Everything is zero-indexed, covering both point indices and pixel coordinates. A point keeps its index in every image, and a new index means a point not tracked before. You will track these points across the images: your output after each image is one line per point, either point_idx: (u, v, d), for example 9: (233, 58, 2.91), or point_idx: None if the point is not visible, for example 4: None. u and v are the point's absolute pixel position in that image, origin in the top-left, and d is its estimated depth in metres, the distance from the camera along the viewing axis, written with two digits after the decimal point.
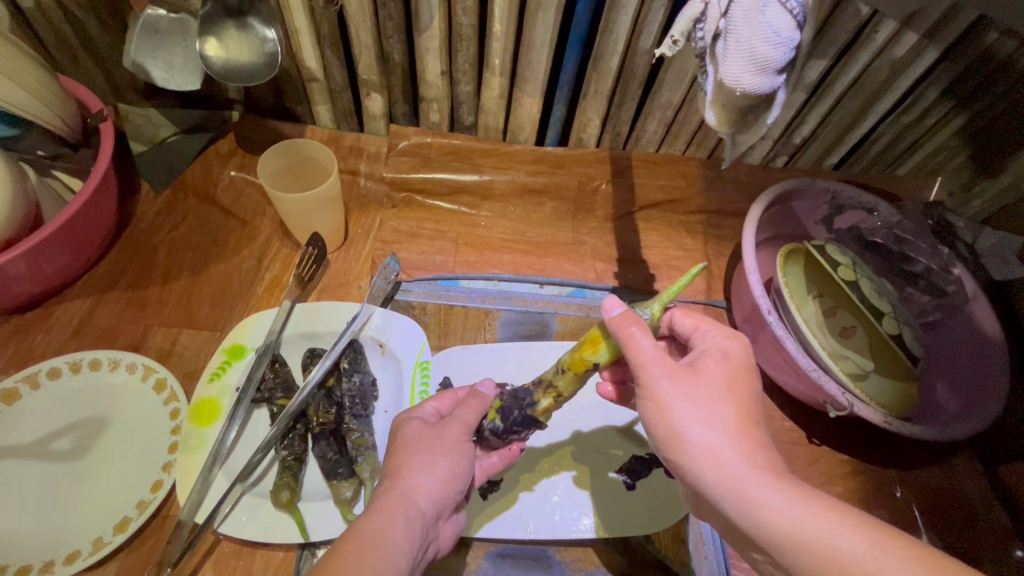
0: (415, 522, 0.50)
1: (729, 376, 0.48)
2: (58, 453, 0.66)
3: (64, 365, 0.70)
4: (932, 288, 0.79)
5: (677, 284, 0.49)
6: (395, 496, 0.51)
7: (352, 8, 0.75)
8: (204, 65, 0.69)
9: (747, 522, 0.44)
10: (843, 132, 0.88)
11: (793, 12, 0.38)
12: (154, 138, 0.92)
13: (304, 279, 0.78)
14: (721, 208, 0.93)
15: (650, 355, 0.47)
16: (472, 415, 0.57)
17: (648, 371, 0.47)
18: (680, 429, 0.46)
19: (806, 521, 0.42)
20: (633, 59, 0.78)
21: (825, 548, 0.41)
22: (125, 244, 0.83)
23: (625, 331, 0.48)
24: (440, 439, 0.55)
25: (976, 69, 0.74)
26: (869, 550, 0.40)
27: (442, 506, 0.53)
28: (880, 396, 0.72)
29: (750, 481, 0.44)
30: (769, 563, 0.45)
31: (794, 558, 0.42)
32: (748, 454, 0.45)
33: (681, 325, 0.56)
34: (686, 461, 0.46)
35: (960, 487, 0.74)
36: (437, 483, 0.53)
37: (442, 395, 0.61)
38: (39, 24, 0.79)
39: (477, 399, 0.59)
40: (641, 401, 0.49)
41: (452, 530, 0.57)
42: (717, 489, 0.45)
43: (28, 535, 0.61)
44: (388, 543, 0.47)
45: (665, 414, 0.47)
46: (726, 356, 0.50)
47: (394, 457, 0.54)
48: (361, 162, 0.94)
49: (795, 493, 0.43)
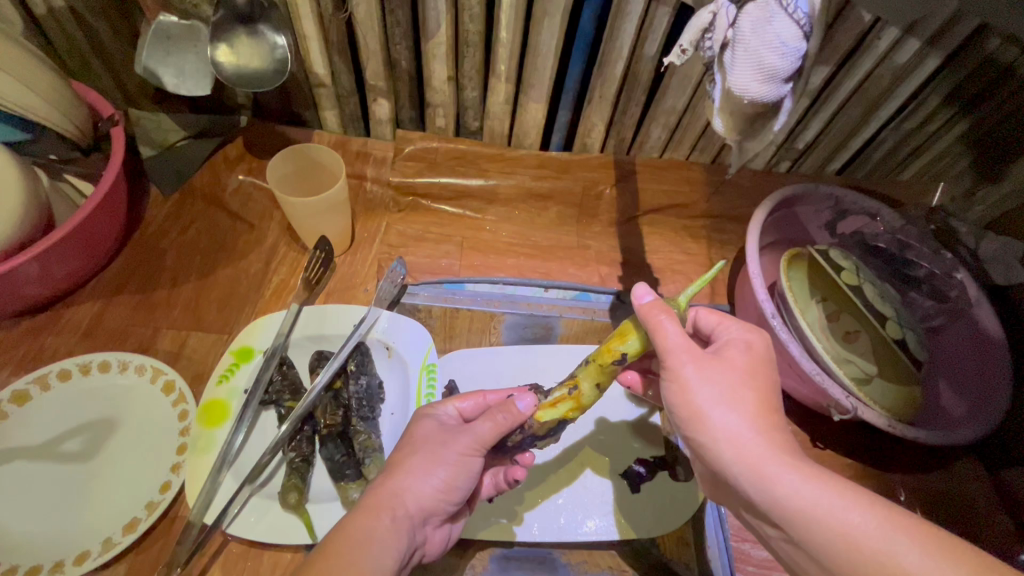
0: (401, 525, 0.50)
1: (752, 365, 0.49)
2: (67, 454, 0.67)
3: (75, 367, 0.70)
4: (935, 294, 0.80)
5: (704, 278, 0.51)
6: (383, 496, 0.51)
7: (361, 15, 0.76)
8: (216, 71, 0.70)
9: (763, 500, 0.44)
10: (847, 138, 0.88)
11: (800, 23, 0.39)
12: (163, 142, 0.91)
13: (312, 282, 0.79)
14: (725, 212, 0.94)
15: (676, 341, 0.48)
16: (491, 432, 0.54)
17: (675, 357, 0.48)
18: (702, 410, 0.47)
19: (820, 499, 0.42)
20: (638, 66, 0.79)
21: (838, 525, 0.41)
22: (135, 246, 0.84)
23: (653, 318, 0.49)
24: (443, 446, 0.54)
25: (977, 77, 0.75)
26: (880, 527, 0.39)
27: (431, 510, 0.53)
28: (885, 400, 0.72)
29: (767, 460, 0.44)
30: (782, 540, 0.45)
31: (809, 535, 0.42)
32: (766, 436, 0.46)
33: (705, 320, 0.56)
34: (707, 440, 0.47)
35: (965, 490, 0.74)
36: (428, 492, 0.52)
37: (469, 395, 0.59)
38: (52, 30, 0.80)
39: (507, 416, 0.54)
40: (666, 383, 0.50)
41: (441, 537, 0.57)
42: (735, 466, 0.46)
43: (38, 536, 0.62)
44: (373, 542, 0.48)
45: (688, 395, 0.48)
46: (749, 347, 0.51)
47: (402, 454, 0.54)
48: (369, 167, 0.95)
49: (811, 473, 0.43)
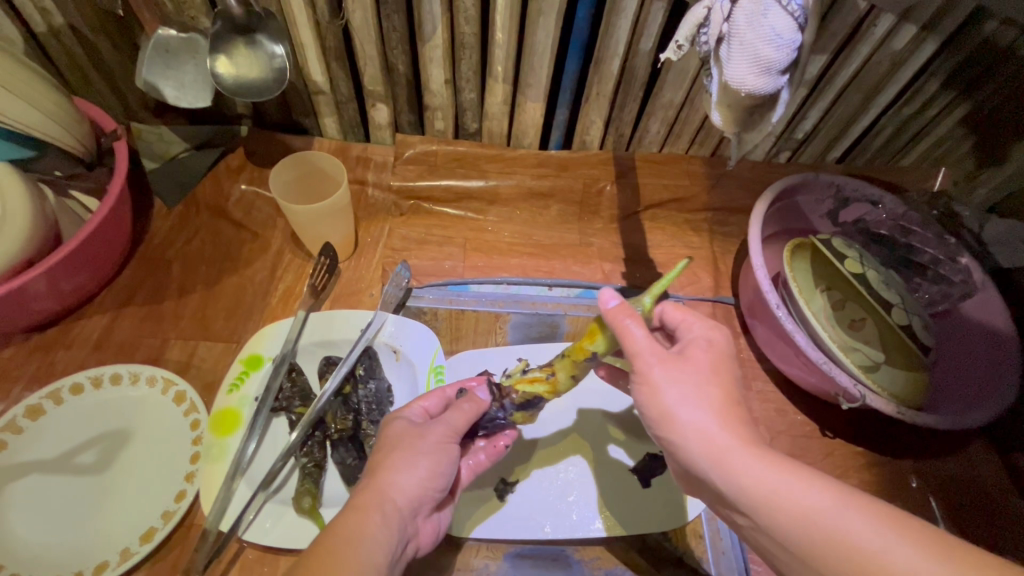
0: (392, 519, 0.50)
1: (715, 363, 0.50)
2: (82, 467, 0.68)
3: (86, 380, 0.71)
4: (940, 278, 0.80)
5: (669, 275, 0.53)
6: (373, 493, 0.51)
7: (357, 21, 0.77)
8: (216, 82, 0.71)
9: (730, 491, 0.45)
10: (846, 126, 0.88)
11: (794, 15, 0.39)
12: (164, 155, 0.93)
13: (318, 289, 0.80)
14: (726, 205, 0.94)
15: (643, 345, 0.49)
16: (461, 421, 0.56)
17: (643, 360, 0.49)
18: (670, 409, 0.48)
19: (780, 483, 0.43)
20: (634, 61, 0.79)
21: (796, 507, 0.41)
22: (140, 260, 0.84)
23: (620, 323, 0.50)
24: (420, 438, 0.54)
25: (976, 60, 0.75)
26: (835, 504, 0.40)
27: (419, 501, 0.53)
28: (892, 387, 0.72)
29: (731, 450, 0.45)
30: (752, 528, 0.45)
31: (772, 519, 0.42)
32: (731, 428, 0.46)
33: (671, 317, 0.56)
34: (677, 439, 0.48)
35: (977, 475, 0.75)
36: (415, 482, 0.52)
37: (429, 394, 0.60)
38: (52, 48, 0.81)
39: (471, 405, 0.58)
40: (636, 386, 0.50)
41: (431, 528, 0.57)
42: (702, 460, 0.46)
43: (57, 547, 0.63)
44: (363, 540, 0.48)
45: (657, 396, 0.48)
46: (711, 344, 0.51)
47: (375, 453, 0.55)
48: (370, 172, 0.95)
49: (773, 459, 0.44)
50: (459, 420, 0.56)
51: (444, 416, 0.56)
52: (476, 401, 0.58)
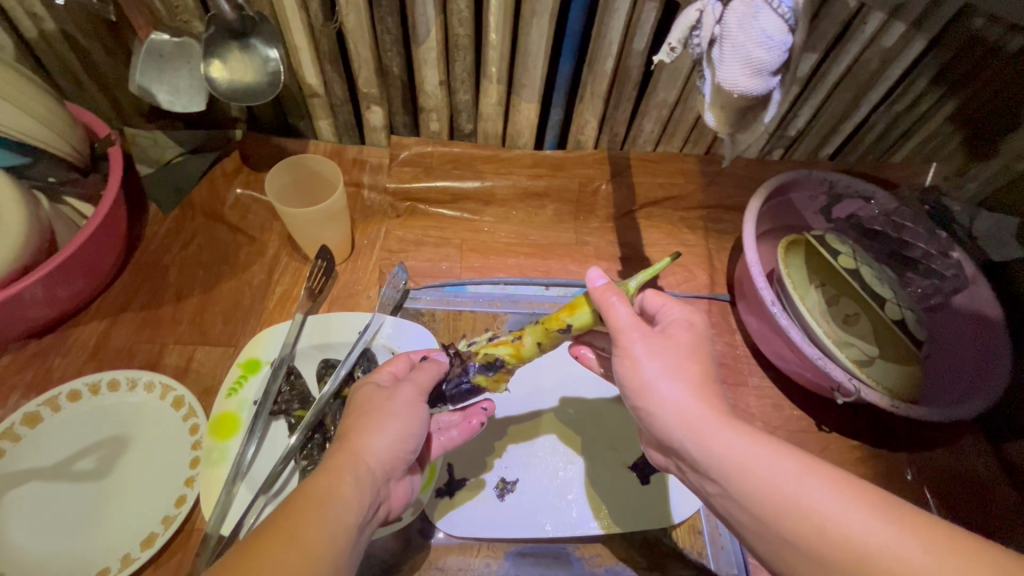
0: (364, 480, 0.49)
1: (695, 341, 0.50)
2: (82, 473, 0.68)
3: (84, 387, 0.71)
4: (932, 273, 0.80)
5: (655, 267, 0.53)
6: (345, 456, 0.49)
7: (351, 24, 0.77)
8: (210, 86, 0.71)
9: (700, 458, 0.45)
10: (838, 123, 0.89)
11: (785, 17, 0.40)
12: (160, 159, 0.92)
13: (315, 291, 0.79)
14: (720, 203, 0.94)
15: (626, 322, 0.50)
16: (428, 378, 0.58)
17: (626, 336, 0.50)
18: (648, 381, 0.48)
19: (748, 451, 0.43)
20: (627, 61, 0.79)
21: (761, 473, 0.42)
22: (137, 264, 0.84)
23: (607, 300, 0.51)
24: (390, 400, 0.55)
25: (964, 57, 0.76)
26: (798, 472, 0.41)
27: (391, 467, 0.52)
28: (886, 380, 0.73)
29: (704, 419, 0.46)
30: (719, 497, 0.45)
31: (738, 485, 0.43)
32: (707, 401, 0.47)
33: (651, 303, 0.55)
34: (653, 409, 0.48)
35: (971, 466, 0.75)
36: (387, 445, 0.52)
37: (397, 359, 0.61)
38: (43, 53, 0.81)
39: (434, 364, 0.60)
40: (618, 361, 0.51)
41: (405, 490, 0.56)
42: (677, 430, 0.47)
43: (58, 555, 0.62)
44: (336, 498, 0.46)
45: (637, 368, 0.49)
46: (691, 326, 0.52)
47: (349, 420, 0.54)
48: (365, 174, 0.95)
49: (744, 430, 0.45)
50: (424, 377, 0.58)
51: (411, 375, 0.58)
52: (436, 360, 0.61)
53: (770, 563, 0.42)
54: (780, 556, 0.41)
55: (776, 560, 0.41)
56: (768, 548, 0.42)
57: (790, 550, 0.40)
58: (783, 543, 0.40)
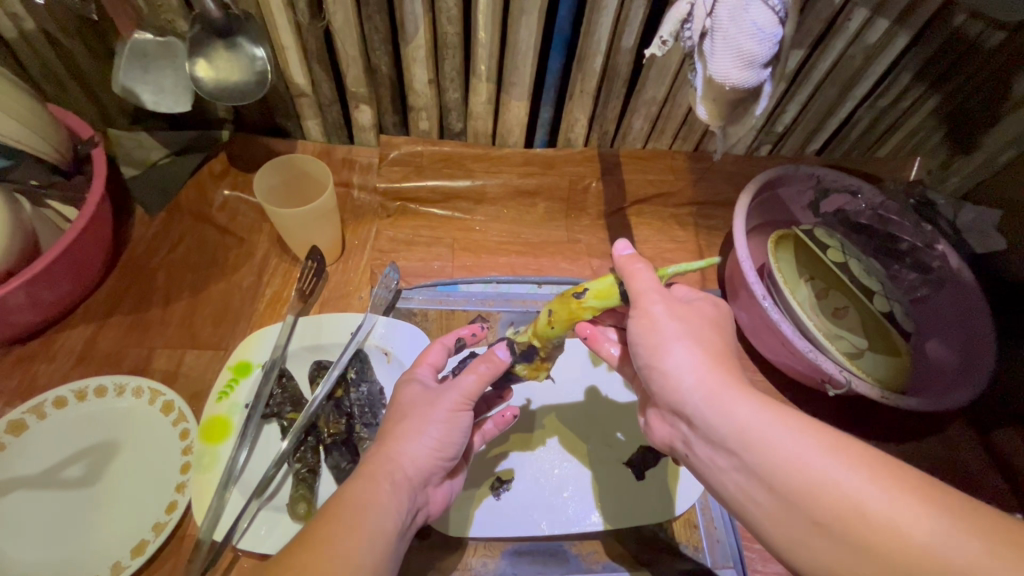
0: (401, 488, 0.50)
1: (719, 317, 0.52)
2: (70, 481, 0.66)
3: (70, 394, 0.70)
4: (918, 265, 0.82)
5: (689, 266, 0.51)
6: (381, 463, 0.51)
7: (338, 23, 0.76)
8: (196, 86, 0.70)
9: (717, 424, 0.44)
10: (824, 119, 0.90)
11: (775, 10, 0.40)
12: (145, 161, 0.90)
13: (306, 293, 0.79)
14: (708, 199, 0.95)
15: (650, 286, 0.50)
16: (475, 384, 0.55)
17: (647, 298, 0.50)
18: (665, 342, 0.48)
19: (773, 421, 0.42)
20: (617, 59, 0.80)
21: (788, 447, 0.41)
22: (124, 267, 0.83)
23: (631, 268, 0.52)
24: (432, 406, 0.54)
25: (945, 53, 0.77)
26: (830, 449, 0.39)
27: (429, 474, 0.53)
28: (876, 372, 0.74)
29: (724, 386, 0.45)
30: (733, 472, 0.44)
31: (761, 456, 0.42)
32: (725, 371, 0.46)
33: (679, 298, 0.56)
34: (665, 372, 0.48)
35: (960, 455, 0.76)
36: (425, 452, 0.52)
37: (432, 348, 0.60)
38: (23, 53, 0.79)
39: (490, 366, 0.56)
40: (632, 320, 0.50)
41: (442, 496, 0.57)
42: (694, 394, 0.46)
43: (46, 565, 0.61)
44: (375, 507, 0.47)
45: (654, 328, 0.49)
46: (717, 305, 0.53)
47: (388, 422, 0.54)
48: (355, 174, 0.94)
49: (764, 400, 0.44)
50: (472, 384, 0.55)
51: (458, 380, 0.55)
52: (491, 360, 0.57)
53: (786, 551, 0.41)
54: (800, 541, 0.39)
55: (796, 543, 0.40)
56: (788, 531, 0.40)
57: (815, 532, 0.38)
58: (808, 526, 0.39)
